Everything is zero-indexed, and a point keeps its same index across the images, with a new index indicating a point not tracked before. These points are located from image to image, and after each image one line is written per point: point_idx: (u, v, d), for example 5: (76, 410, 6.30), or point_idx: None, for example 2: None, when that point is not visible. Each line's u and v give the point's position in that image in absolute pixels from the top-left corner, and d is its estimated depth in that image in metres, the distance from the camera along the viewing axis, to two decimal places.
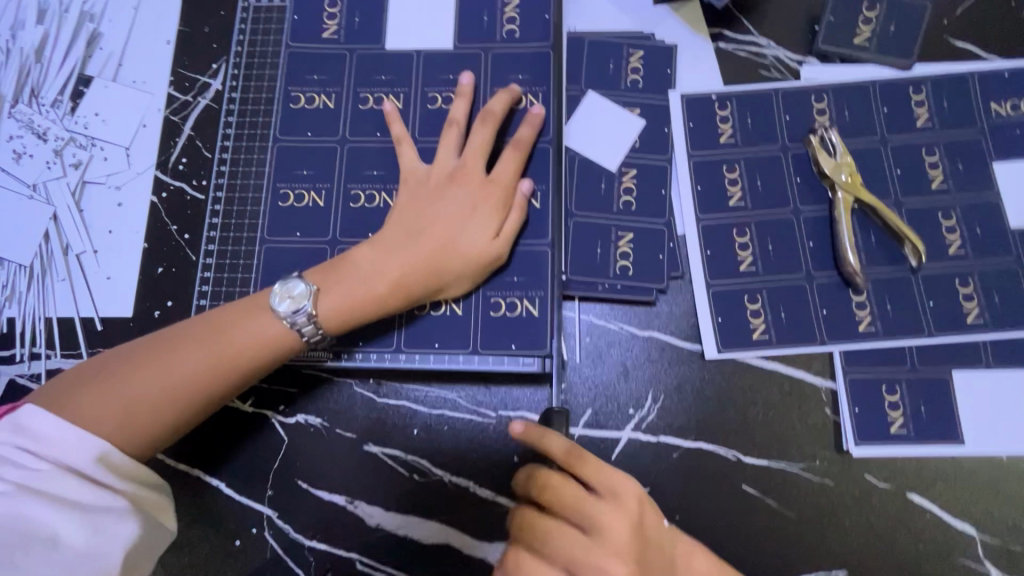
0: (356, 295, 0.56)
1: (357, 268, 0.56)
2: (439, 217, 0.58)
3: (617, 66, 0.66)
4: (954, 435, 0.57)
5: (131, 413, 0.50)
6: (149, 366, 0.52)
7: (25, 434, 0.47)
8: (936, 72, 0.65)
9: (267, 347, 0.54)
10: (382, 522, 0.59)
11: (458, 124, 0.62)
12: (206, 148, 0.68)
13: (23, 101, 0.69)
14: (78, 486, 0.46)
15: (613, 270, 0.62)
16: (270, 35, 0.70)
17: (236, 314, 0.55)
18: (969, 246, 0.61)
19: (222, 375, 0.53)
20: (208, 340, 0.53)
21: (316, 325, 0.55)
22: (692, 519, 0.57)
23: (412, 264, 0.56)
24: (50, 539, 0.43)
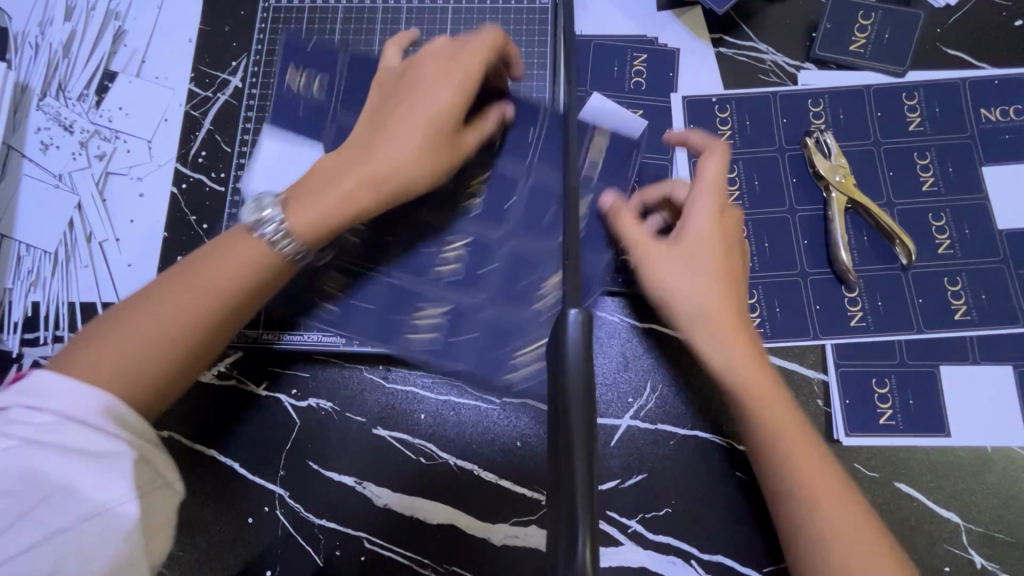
0: (328, 197, 0.55)
1: (322, 178, 0.55)
2: (402, 126, 0.56)
3: (621, 69, 0.69)
4: (941, 426, 0.60)
5: (140, 354, 0.48)
6: (140, 316, 0.49)
7: (35, 395, 0.44)
8: (929, 79, 0.67)
9: (258, 269, 0.52)
10: (389, 503, 0.61)
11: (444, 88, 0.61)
12: (225, 142, 0.71)
13: (50, 94, 0.72)
14: (84, 436, 0.43)
15: (621, 271, 0.64)
16: (289, 34, 0.72)
17: (215, 247, 0.53)
18: (959, 246, 0.63)
19: (215, 294, 0.51)
20: (192, 279, 0.51)
21: (287, 232, 0.53)
22: (688, 504, 0.59)
23: (375, 164, 0.55)
24: (64, 489, 0.41)
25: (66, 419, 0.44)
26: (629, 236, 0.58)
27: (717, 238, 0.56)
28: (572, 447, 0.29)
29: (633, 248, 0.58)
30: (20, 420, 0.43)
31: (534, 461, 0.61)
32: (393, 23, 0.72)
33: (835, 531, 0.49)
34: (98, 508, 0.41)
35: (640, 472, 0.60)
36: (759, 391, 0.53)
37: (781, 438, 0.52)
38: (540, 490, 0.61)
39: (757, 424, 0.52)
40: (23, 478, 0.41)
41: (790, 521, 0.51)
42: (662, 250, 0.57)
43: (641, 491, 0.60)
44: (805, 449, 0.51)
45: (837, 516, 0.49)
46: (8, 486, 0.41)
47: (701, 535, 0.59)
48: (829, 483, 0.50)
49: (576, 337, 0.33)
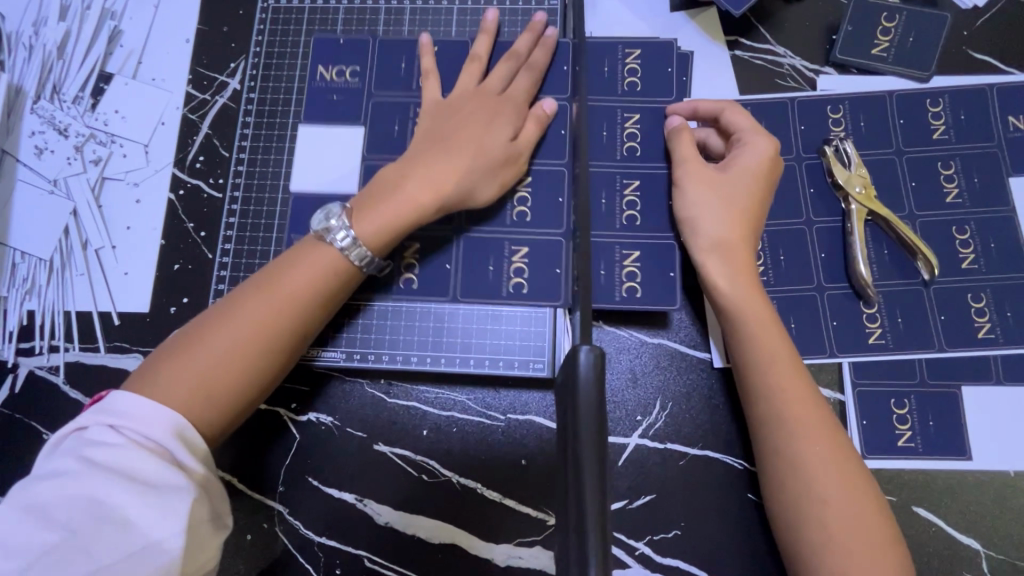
0: (394, 203, 0.56)
1: (392, 178, 0.58)
2: (462, 132, 0.59)
3: (612, 68, 0.65)
4: (962, 449, 0.58)
5: (217, 375, 0.50)
6: (216, 332, 0.51)
7: (116, 412, 0.46)
8: (954, 85, 0.64)
9: (324, 286, 0.54)
10: (390, 521, 0.60)
11: (480, 59, 0.64)
12: (223, 147, 0.69)
13: (45, 97, 0.70)
14: (144, 460, 0.44)
15: (619, 292, 0.61)
16: (289, 36, 0.70)
17: (284, 264, 0.55)
18: (983, 261, 0.60)
19: (288, 316, 0.53)
20: (264, 295, 0.53)
21: (360, 244, 0.55)
22: (697, 526, 0.58)
23: (440, 169, 0.57)
24: (119, 519, 0.42)
25: (135, 443, 0.45)
26: (681, 153, 0.60)
27: (752, 186, 0.58)
28: (582, 468, 0.30)
29: (680, 165, 0.60)
30: (93, 440, 0.45)
31: (540, 480, 0.59)
32: (396, 24, 0.70)
33: (820, 491, 0.49)
34: (147, 544, 0.42)
35: (648, 492, 0.58)
36: (768, 345, 0.54)
37: (784, 396, 0.52)
38: (546, 510, 0.59)
39: (758, 376, 0.53)
40: (78, 504, 0.42)
41: (777, 476, 0.51)
42: (703, 195, 0.58)
43: (649, 512, 0.58)
44: (807, 413, 0.51)
45: (824, 479, 0.49)
46: (59, 514, 0.42)
47: (710, 558, 0.57)
48: (821, 447, 0.50)
49: (589, 370, 0.32)
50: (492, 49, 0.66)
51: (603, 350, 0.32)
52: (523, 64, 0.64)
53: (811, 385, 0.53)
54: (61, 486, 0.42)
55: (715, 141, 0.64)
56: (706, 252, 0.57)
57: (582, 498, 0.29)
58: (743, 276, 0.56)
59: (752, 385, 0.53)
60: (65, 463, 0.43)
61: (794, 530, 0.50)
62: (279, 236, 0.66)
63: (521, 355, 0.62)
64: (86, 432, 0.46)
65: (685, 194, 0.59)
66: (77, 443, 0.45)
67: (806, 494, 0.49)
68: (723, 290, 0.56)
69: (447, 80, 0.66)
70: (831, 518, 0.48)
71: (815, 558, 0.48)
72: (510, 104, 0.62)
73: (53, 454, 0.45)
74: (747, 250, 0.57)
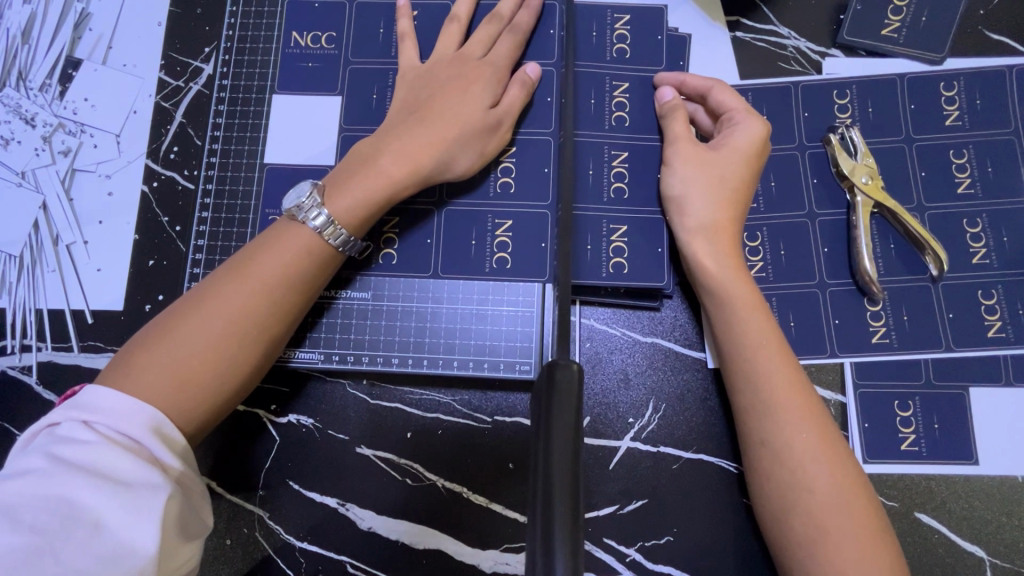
0: (369, 177, 0.54)
1: (365, 152, 0.55)
2: (440, 101, 0.56)
3: (601, 33, 0.62)
4: (969, 454, 0.55)
5: (191, 365, 0.47)
6: (190, 321, 0.49)
7: (89, 407, 0.44)
8: (969, 68, 0.60)
9: (303, 268, 0.52)
10: (373, 526, 0.58)
11: (461, 21, 0.61)
12: (198, 136, 0.66)
13: (10, 85, 0.67)
14: (119, 459, 0.42)
15: (607, 268, 0.59)
16: (263, 18, 0.66)
17: (259, 246, 0.52)
18: (996, 256, 0.57)
19: (264, 300, 0.50)
20: (238, 279, 0.50)
21: (333, 221, 0.52)
22: (690, 532, 0.56)
23: (416, 140, 0.55)
24: (90, 521, 0.39)
25: (109, 440, 0.43)
26: (673, 132, 0.58)
27: (743, 169, 0.55)
28: (550, 477, 0.27)
29: (671, 144, 0.58)
30: (65, 437, 0.42)
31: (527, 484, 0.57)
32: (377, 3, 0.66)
33: (805, 482, 0.47)
34: (118, 547, 0.39)
35: (639, 496, 0.56)
36: (757, 331, 0.51)
37: (772, 386, 0.49)
38: None
39: (745, 364, 0.51)
40: (45, 504, 0.39)
41: (762, 467, 0.49)
42: (689, 185, 0.56)
43: (641, 518, 0.56)
44: (792, 400, 0.49)
45: (811, 470, 0.47)
46: (24, 514, 0.39)
47: (705, 566, 0.55)
48: (808, 436, 0.48)
49: (565, 385, 0.30)
50: (474, 11, 0.62)
51: (579, 368, 0.31)
52: (506, 27, 0.61)
53: (801, 373, 0.51)
54: (28, 486, 0.39)
55: (704, 118, 0.60)
56: (693, 234, 0.55)
57: (549, 508, 0.26)
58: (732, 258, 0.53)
59: (743, 375, 0.51)
60: (34, 462, 0.41)
61: (781, 522, 0.47)
62: (255, 230, 0.63)
63: (507, 356, 0.59)
64: (58, 430, 0.43)
65: (675, 172, 0.57)
66: (47, 440, 0.42)
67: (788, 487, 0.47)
68: (718, 276, 0.53)
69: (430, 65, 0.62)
70: (819, 511, 0.46)
71: (802, 551, 0.46)
72: (489, 71, 0.58)
73: (21, 454, 0.43)
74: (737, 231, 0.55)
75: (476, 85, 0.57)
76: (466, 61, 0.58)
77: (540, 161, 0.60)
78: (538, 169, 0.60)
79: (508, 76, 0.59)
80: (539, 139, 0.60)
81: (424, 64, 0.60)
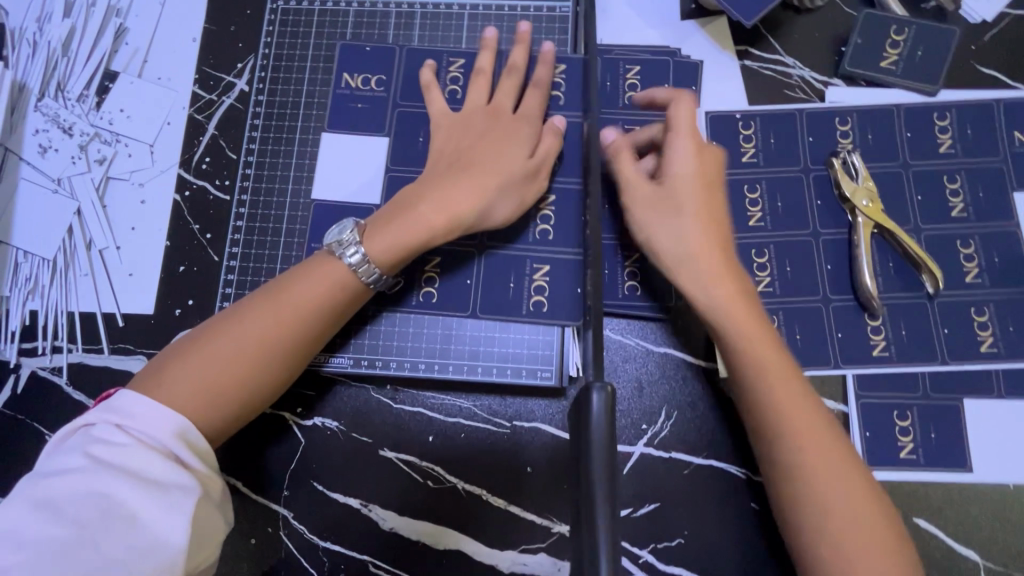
0: (408, 222, 0.56)
1: (404, 200, 0.58)
2: (478, 154, 0.59)
3: (617, 65, 0.67)
4: (963, 462, 0.58)
5: (217, 384, 0.49)
6: (222, 340, 0.51)
7: (122, 410, 0.46)
8: (961, 99, 0.65)
9: (334, 300, 0.54)
10: (395, 526, 0.60)
11: (486, 74, 0.64)
12: (230, 148, 0.68)
13: (49, 95, 0.69)
14: (150, 459, 0.43)
15: (622, 291, 0.63)
16: (298, 38, 0.70)
17: (295, 274, 0.55)
18: (987, 275, 0.61)
19: (293, 329, 0.53)
20: (274, 305, 0.53)
21: (368, 261, 0.55)
22: (700, 534, 0.58)
23: (455, 191, 0.57)
24: (125, 516, 0.41)
25: (140, 442, 0.45)
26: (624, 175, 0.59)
27: (699, 184, 0.57)
28: (592, 476, 0.31)
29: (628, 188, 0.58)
30: (99, 439, 0.44)
31: (544, 486, 0.60)
32: (406, 28, 0.69)
33: (821, 497, 0.49)
34: (152, 540, 0.41)
35: (651, 501, 0.59)
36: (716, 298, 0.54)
37: (769, 397, 0.52)
38: (551, 518, 0.59)
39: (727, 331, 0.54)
40: (83, 501, 0.41)
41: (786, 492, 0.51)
42: (651, 189, 0.58)
43: (653, 520, 0.59)
44: (829, 459, 0.50)
45: (827, 484, 0.50)
46: (67, 511, 0.41)
47: (714, 567, 0.58)
48: (826, 468, 0.50)
49: (600, 408, 0.33)
50: (495, 63, 0.66)
51: (612, 390, 0.33)
52: (528, 81, 0.64)
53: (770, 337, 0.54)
54: (65, 483, 0.42)
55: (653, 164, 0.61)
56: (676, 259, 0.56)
57: (594, 514, 0.30)
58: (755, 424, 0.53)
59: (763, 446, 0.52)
60: (72, 462, 0.43)
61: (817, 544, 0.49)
62: (287, 239, 0.66)
63: (528, 363, 0.62)
64: (92, 431, 0.45)
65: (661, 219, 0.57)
66: (82, 440, 0.44)
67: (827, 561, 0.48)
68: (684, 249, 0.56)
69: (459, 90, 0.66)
70: (836, 518, 0.49)
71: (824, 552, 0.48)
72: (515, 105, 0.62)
73: (55, 453, 0.45)
74: (717, 173, 0.58)
75: (513, 137, 0.60)
76: (500, 116, 0.62)
77: (561, 179, 0.64)
78: (557, 187, 0.63)
79: (540, 127, 0.62)
80: (560, 159, 0.64)
81: (460, 114, 0.63)
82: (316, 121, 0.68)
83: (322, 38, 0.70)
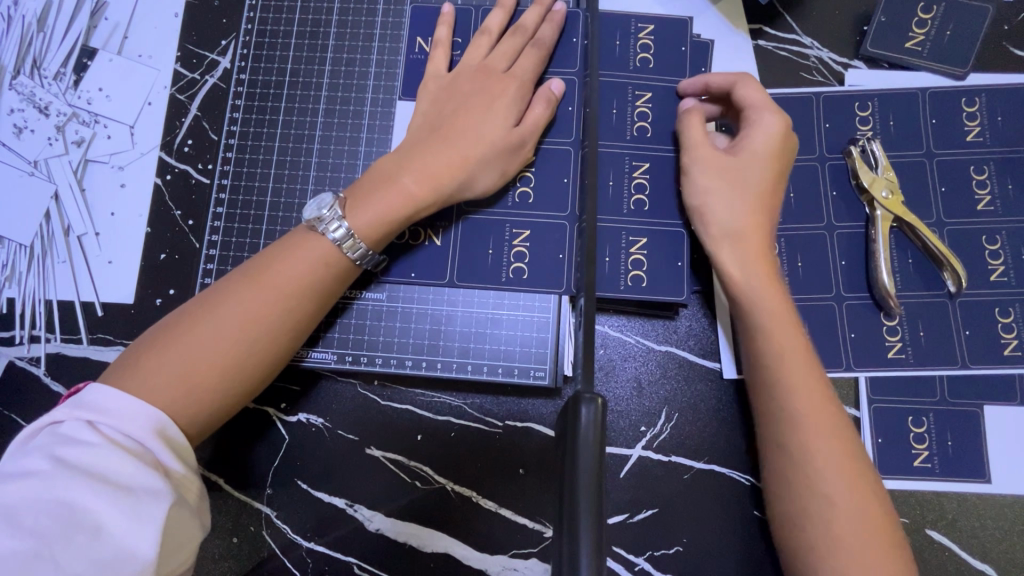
0: (389, 194, 0.53)
1: (386, 167, 0.55)
2: (464, 118, 0.56)
3: (623, 44, 0.62)
4: (982, 472, 0.55)
5: (198, 371, 0.47)
6: (201, 324, 0.48)
7: (94, 407, 0.44)
8: (993, 83, 0.60)
9: (318, 279, 0.52)
10: (381, 527, 0.58)
11: (491, 34, 0.61)
12: (213, 130, 0.65)
13: (25, 73, 0.66)
14: (121, 462, 0.41)
15: (625, 281, 0.59)
16: (283, 14, 0.66)
17: (277, 253, 0.52)
18: (1013, 273, 0.57)
19: (275, 313, 0.50)
20: (255, 286, 0.50)
21: (352, 234, 0.52)
22: (701, 542, 0.55)
23: (438, 158, 0.54)
24: (89, 525, 0.39)
25: (110, 443, 0.42)
26: (691, 137, 0.57)
27: (772, 164, 0.55)
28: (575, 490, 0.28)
29: (691, 150, 0.57)
30: (68, 438, 0.42)
31: (538, 490, 0.57)
32: (398, 3, 0.65)
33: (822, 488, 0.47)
34: (117, 551, 0.39)
35: (649, 506, 0.56)
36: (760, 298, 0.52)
37: (788, 386, 0.50)
38: (544, 522, 0.56)
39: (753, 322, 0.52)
40: (48, 508, 0.39)
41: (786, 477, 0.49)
42: (721, 159, 0.56)
43: (651, 527, 0.56)
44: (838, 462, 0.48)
45: (828, 476, 0.48)
46: (26, 518, 0.38)
47: None
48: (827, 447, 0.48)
49: (589, 422, 0.30)
50: (507, 23, 0.62)
51: (603, 402, 0.30)
52: (529, 41, 0.60)
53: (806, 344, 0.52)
54: (30, 488, 0.39)
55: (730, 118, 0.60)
56: (716, 242, 0.55)
57: (574, 519, 0.27)
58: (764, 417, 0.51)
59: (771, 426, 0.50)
60: (35, 463, 0.40)
61: (804, 548, 0.47)
62: (270, 227, 0.63)
63: (521, 361, 0.59)
64: (60, 429, 0.42)
65: (696, 181, 0.56)
66: (49, 441, 0.42)
67: (817, 565, 0.46)
68: (723, 226, 0.55)
69: (457, 51, 0.63)
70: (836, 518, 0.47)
71: (815, 559, 0.46)
72: (512, 83, 0.58)
73: (20, 454, 0.42)
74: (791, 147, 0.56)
75: (501, 101, 0.57)
76: (491, 76, 0.58)
77: (559, 167, 0.60)
78: (554, 176, 0.60)
79: (531, 92, 0.59)
80: (557, 147, 0.60)
81: (450, 74, 0.60)
82: (301, 102, 0.65)
83: (308, 14, 0.66)
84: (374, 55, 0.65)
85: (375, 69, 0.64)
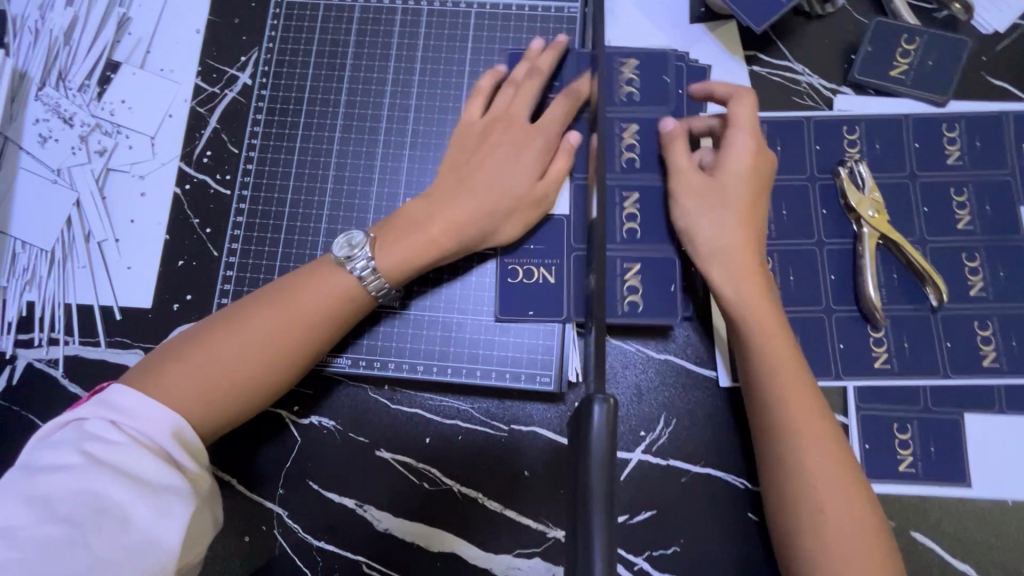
0: (418, 244, 0.56)
1: (413, 216, 0.58)
2: (489, 172, 0.59)
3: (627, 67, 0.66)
4: (962, 476, 0.58)
5: (214, 386, 0.49)
6: (224, 339, 0.51)
7: (116, 407, 0.46)
8: (971, 111, 0.64)
9: (343, 309, 0.54)
10: (389, 527, 0.60)
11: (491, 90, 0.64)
12: (232, 143, 0.68)
13: (50, 84, 0.69)
14: (145, 459, 0.43)
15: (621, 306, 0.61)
16: (303, 33, 0.69)
17: (302, 278, 0.55)
18: (991, 288, 0.60)
19: (294, 336, 0.52)
20: (279, 308, 0.53)
21: (378, 275, 0.55)
22: (698, 542, 0.58)
23: (465, 213, 0.57)
24: (116, 516, 0.41)
25: (134, 441, 0.44)
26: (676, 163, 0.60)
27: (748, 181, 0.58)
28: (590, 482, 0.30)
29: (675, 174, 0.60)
30: (94, 435, 0.43)
31: (541, 491, 0.59)
32: (412, 25, 0.68)
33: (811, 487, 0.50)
34: (143, 542, 0.41)
35: (648, 507, 0.58)
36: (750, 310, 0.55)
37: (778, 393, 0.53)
38: (547, 523, 0.58)
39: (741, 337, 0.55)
40: (76, 499, 0.40)
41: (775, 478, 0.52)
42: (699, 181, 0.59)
43: (651, 527, 0.58)
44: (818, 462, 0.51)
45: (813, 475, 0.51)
46: (55, 508, 0.40)
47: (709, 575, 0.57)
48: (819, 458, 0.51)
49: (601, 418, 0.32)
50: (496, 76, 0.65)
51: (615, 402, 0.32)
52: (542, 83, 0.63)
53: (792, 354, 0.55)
54: (59, 480, 0.41)
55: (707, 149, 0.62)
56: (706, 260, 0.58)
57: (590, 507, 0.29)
58: (726, 283, 0.56)
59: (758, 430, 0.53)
60: (62, 457, 0.42)
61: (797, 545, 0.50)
62: (287, 236, 0.65)
63: (528, 367, 0.61)
64: (85, 426, 0.44)
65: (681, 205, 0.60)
66: (75, 436, 0.43)
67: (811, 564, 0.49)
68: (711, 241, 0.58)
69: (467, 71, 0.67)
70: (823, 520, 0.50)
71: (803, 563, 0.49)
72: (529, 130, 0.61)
73: (44, 448, 0.43)
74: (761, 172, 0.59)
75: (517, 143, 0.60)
76: (514, 127, 0.61)
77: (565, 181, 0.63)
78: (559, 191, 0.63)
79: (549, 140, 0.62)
80: None
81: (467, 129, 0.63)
82: (319, 117, 0.67)
83: (327, 33, 0.69)
84: (389, 74, 0.68)
85: (390, 87, 0.68)
